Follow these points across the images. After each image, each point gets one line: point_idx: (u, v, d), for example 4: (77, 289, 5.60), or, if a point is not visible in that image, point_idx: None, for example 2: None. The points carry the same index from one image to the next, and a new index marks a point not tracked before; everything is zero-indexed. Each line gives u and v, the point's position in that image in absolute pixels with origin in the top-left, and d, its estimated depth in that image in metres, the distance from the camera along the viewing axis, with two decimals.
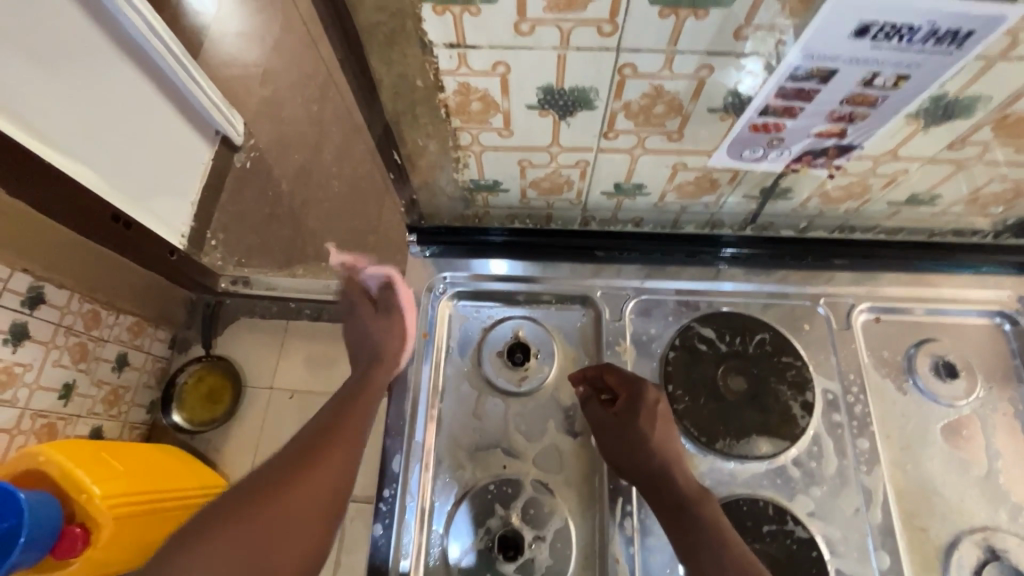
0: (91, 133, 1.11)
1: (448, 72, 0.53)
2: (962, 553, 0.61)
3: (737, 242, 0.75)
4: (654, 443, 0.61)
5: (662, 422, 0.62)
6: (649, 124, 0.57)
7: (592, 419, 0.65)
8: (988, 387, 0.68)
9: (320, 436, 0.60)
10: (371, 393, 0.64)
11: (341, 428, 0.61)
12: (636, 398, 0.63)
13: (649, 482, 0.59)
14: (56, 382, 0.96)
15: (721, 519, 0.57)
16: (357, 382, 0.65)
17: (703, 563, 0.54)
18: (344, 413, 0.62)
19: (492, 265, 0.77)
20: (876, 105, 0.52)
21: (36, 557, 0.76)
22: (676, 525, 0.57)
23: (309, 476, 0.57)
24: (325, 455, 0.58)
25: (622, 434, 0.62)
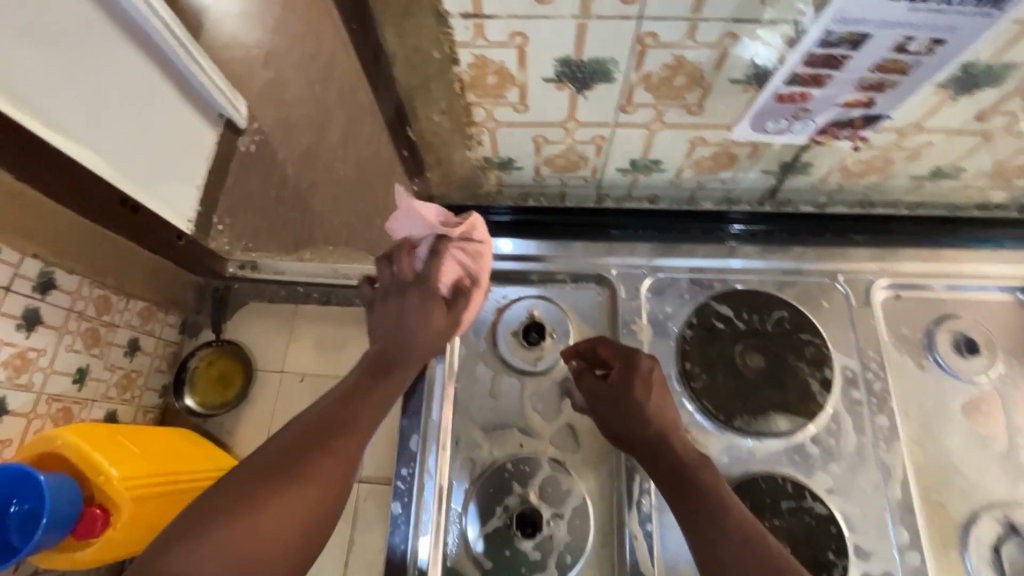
0: (96, 117, 1.10)
1: (463, 44, 0.51)
2: (981, 528, 0.60)
3: (749, 219, 0.75)
4: (651, 411, 0.60)
5: (658, 388, 0.62)
6: (668, 97, 0.56)
7: (587, 391, 0.65)
8: (1010, 363, 0.67)
9: (328, 426, 0.55)
10: (385, 388, 0.60)
11: (353, 420, 0.56)
12: (630, 366, 0.63)
13: (647, 450, 0.59)
14: (70, 366, 0.96)
15: (721, 485, 0.57)
16: (370, 374, 0.60)
17: (704, 528, 0.53)
18: (356, 404, 0.57)
19: (499, 244, 0.76)
20: (907, 72, 0.50)
21: (57, 537, 0.78)
22: (677, 493, 0.56)
23: (313, 473, 0.51)
24: (333, 450, 0.53)
25: (618, 403, 0.62)
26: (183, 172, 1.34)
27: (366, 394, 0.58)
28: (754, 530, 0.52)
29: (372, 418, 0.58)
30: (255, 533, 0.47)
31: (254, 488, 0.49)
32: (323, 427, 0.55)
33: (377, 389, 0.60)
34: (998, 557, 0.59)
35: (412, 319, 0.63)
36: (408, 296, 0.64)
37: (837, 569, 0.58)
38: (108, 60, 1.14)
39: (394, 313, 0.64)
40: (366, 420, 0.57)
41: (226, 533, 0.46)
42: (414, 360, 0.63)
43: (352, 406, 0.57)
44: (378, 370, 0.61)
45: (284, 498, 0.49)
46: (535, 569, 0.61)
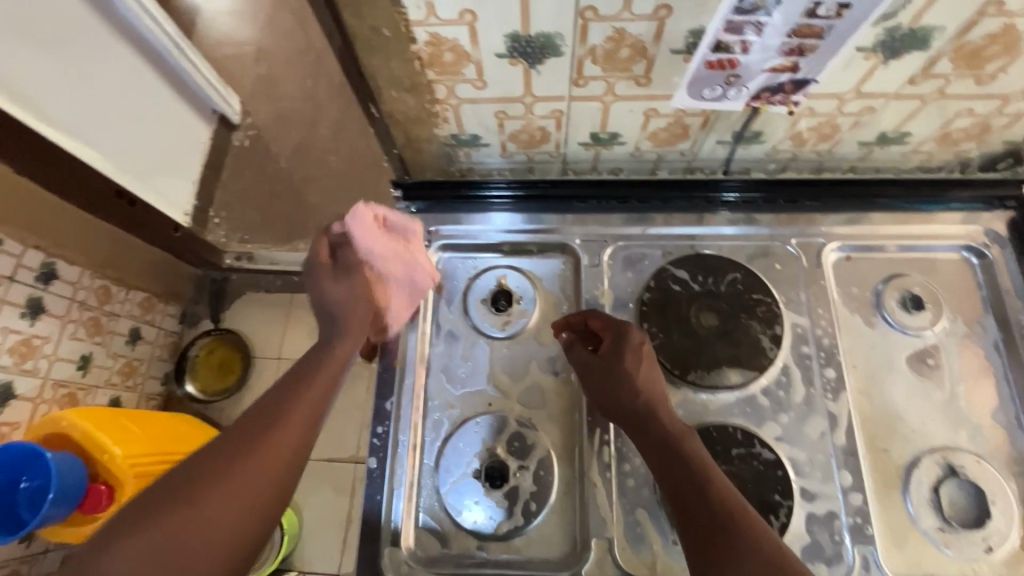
0: (89, 112, 1.14)
1: (418, 23, 0.55)
2: (922, 470, 0.64)
3: (741, 187, 0.77)
4: (640, 382, 0.63)
5: (648, 362, 0.64)
6: (616, 69, 0.59)
7: (577, 361, 0.67)
8: (954, 318, 0.71)
9: (253, 431, 0.52)
10: (326, 374, 0.58)
11: (291, 414, 0.54)
12: (620, 339, 0.65)
13: (636, 421, 0.61)
14: (73, 354, 1.04)
15: (706, 456, 0.58)
16: (308, 367, 0.59)
17: (686, 496, 0.55)
18: (290, 395, 0.56)
19: (494, 219, 0.80)
20: (823, 36, 0.53)
21: (64, 512, 0.83)
22: (662, 461, 0.58)
23: (246, 472, 0.49)
24: (269, 448, 0.51)
25: (607, 373, 0.64)
26: (178, 167, 1.39)
27: (304, 386, 0.57)
28: (734, 502, 0.54)
29: (310, 410, 0.56)
30: (184, 536, 0.45)
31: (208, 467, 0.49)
32: (252, 425, 0.53)
33: (326, 366, 0.59)
34: (937, 497, 0.63)
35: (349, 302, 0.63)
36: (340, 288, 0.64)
37: (782, 509, 0.62)
38: (102, 57, 1.18)
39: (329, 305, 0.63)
40: (304, 413, 0.55)
41: (150, 541, 0.44)
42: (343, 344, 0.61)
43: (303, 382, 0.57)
44: (322, 351, 0.60)
45: (215, 496, 0.48)
46: (503, 517, 0.65)
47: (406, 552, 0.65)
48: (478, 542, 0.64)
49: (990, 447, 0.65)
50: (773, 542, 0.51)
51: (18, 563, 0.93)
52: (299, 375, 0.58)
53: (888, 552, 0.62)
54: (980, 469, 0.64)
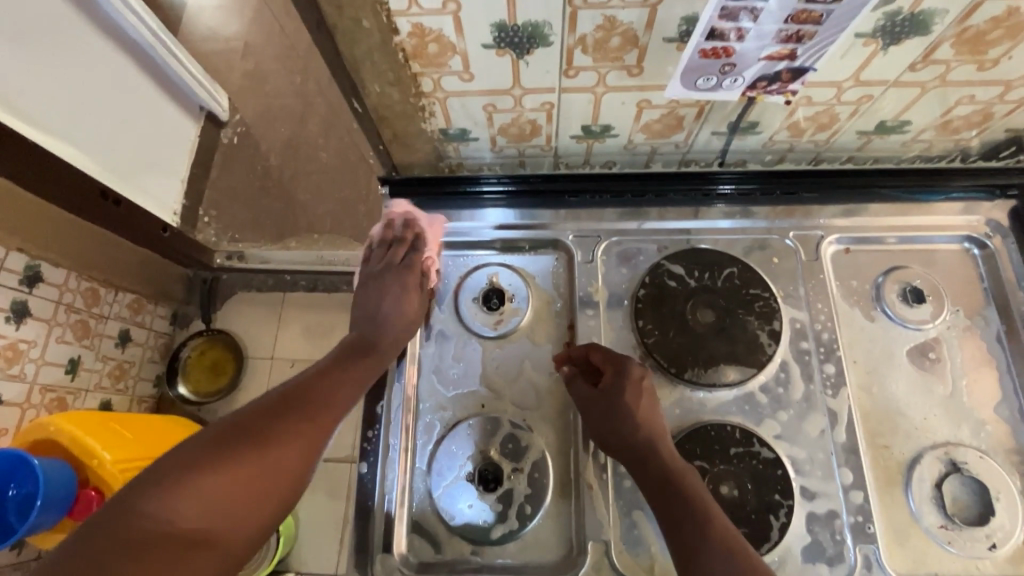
0: (70, 111, 1.11)
1: (399, 13, 0.52)
2: (925, 467, 0.63)
3: (736, 180, 0.75)
4: (641, 417, 0.62)
5: (648, 396, 0.63)
6: (607, 59, 0.57)
7: (578, 396, 0.65)
8: (955, 311, 0.70)
9: (305, 402, 0.60)
10: (359, 367, 0.65)
11: (328, 396, 0.61)
12: (622, 373, 0.64)
13: (636, 455, 0.60)
14: (61, 358, 1.02)
15: (705, 493, 0.57)
16: (345, 357, 0.66)
17: (687, 537, 0.54)
18: (325, 379, 0.63)
19: (487, 215, 0.78)
20: (821, 22, 0.51)
21: (53, 519, 0.81)
22: (661, 498, 0.57)
23: (289, 439, 0.56)
24: (310, 422, 0.58)
25: (609, 408, 0.63)
26: (166, 165, 1.37)
27: (340, 374, 0.64)
28: (735, 543, 0.53)
29: (347, 394, 0.63)
30: (237, 484, 0.51)
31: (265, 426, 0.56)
32: (295, 399, 0.59)
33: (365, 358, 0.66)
34: (939, 494, 0.62)
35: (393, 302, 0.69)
36: (386, 280, 0.71)
37: (782, 508, 0.61)
38: (83, 53, 1.15)
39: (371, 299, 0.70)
40: (336, 397, 0.62)
41: (211, 481, 0.50)
42: (384, 346, 0.67)
43: (345, 368, 0.65)
44: (362, 345, 0.67)
45: (274, 456, 0.54)
46: (497, 521, 0.63)
47: (398, 558, 0.63)
48: (472, 547, 0.63)
49: (993, 443, 0.64)
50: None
51: (9, 570, 0.91)
52: (337, 364, 0.65)
53: (890, 550, 0.61)
54: (984, 465, 0.62)
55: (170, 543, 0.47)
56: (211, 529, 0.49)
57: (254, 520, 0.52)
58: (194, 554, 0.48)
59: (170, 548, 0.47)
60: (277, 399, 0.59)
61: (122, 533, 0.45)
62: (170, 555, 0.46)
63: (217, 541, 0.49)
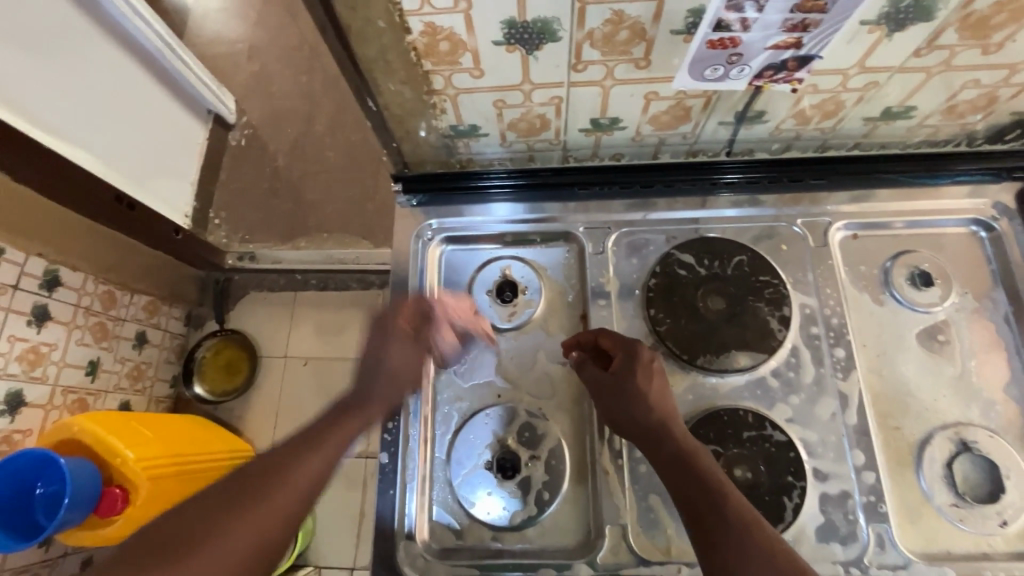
0: (83, 118, 1.13)
1: (412, 13, 0.54)
2: (935, 447, 0.64)
3: (741, 169, 0.76)
4: (653, 399, 0.62)
5: (659, 377, 0.64)
6: (615, 53, 0.58)
7: (589, 379, 0.66)
8: (963, 293, 0.71)
9: (272, 472, 0.55)
10: (336, 434, 0.60)
11: (292, 473, 0.56)
12: (632, 356, 0.65)
13: (650, 435, 0.61)
14: (82, 360, 1.04)
15: (720, 472, 0.58)
16: (328, 419, 0.61)
17: (704, 515, 0.55)
18: (299, 449, 0.58)
19: (496, 210, 0.79)
20: (827, 11, 0.51)
21: (81, 515, 0.83)
22: (677, 478, 0.58)
23: (249, 517, 0.52)
24: (272, 499, 0.53)
25: (620, 390, 0.63)
26: (176, 169, 1.39)
27: (310, 446, 0.58)
28: (750, 517, 0.54)
29: (323, 461, 0.57)
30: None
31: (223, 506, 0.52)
32: (259, 475, 0.55)
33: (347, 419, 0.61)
34: (950, 474, 0.63)
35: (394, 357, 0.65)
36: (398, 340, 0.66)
37: (795, 490, 0.62)
38: (93, 60, 1.17)
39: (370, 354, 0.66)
40: (304, 473, 0.56)
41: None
42: (372, 401, 0.63)
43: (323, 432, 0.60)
44: (349, 405, 0.63)
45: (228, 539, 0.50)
46: (517, 507, 0.65)
47: (421, 545, 0.65)
48: (492, 533, 0.65)
49: (1002, 422, 0.65)
50: (789, 559, 0.51)
51: (36, 567, 0.94)
52: (312, 433, 0.60)
53: (903, 529, 0.62)
54: (993, 444, 0.63)
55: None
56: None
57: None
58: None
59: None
60: (237, 482, 0.54)
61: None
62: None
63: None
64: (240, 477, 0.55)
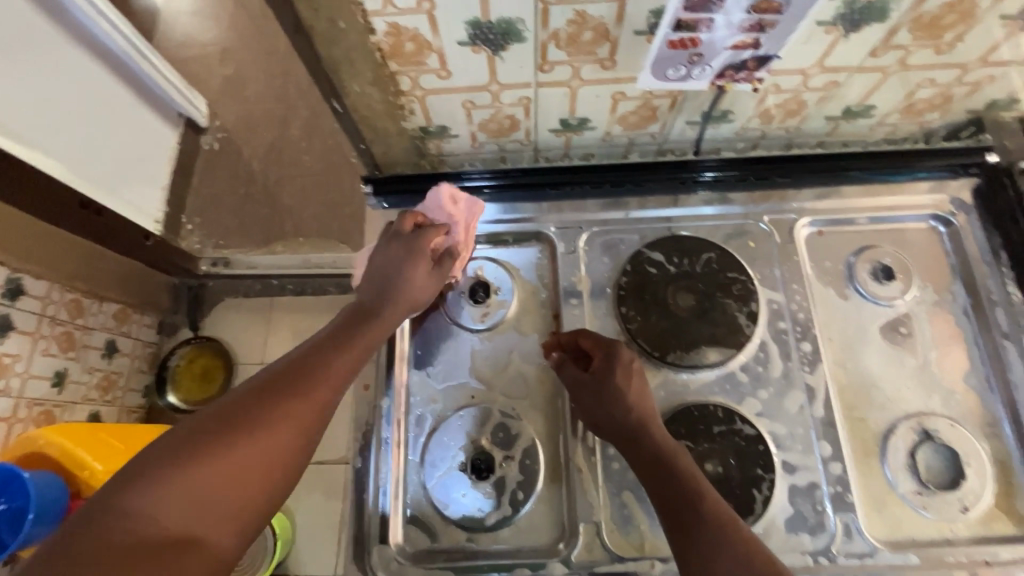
0: (46, 122, 1.10)
1: (375, 13, 0.53)
2: (898, 437, 0.65)
3: (717, 167, 0.76)
4: (632, 399, 0.63)
5: (638, 377, 0.64)
6: (581, 53, 0.58)
7: (568, 379, 0.66)
8: (924, 286, 0.73)
9: (303, 369, 0.54)
10: (363, 337, 0.60)
11: (322, 369, 0.55)
12: (612, 357, 0.65)
13: (629, 436, 0.61)
14: (48, 371, 1.01)
15: (697, 472, 0.58)
16: (348, 323, 0.61)
17: (679, 515, 0.55)
18: (328, 349, 0.57)
19: None
20: (782, 11, 0.52)
21: (48, 531, 0.80)
22: (654, 478, 0.58)
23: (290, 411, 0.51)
24: (310, 393, 0.52)
25: (599, 389, 0.64)
26: (146, 173, 1.36)
27: (340, 342, 0.58)
28: (727, 517, 0.54)
29: (352, 362, 0.57)
30: (223, 474, 0.46)
31: (258, 401, 0.50)
32: (292, 372, 0.53)
33: (371, 324, 0.61)
34: (913, 462, 0.65)
35: (402, 268, 0.64)
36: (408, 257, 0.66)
37: (765, 482, 0.63)
38: (55, 62, 1.13)
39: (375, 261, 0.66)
40: (338, 370, 0.56)
41: (192, 475, 0.44)
42: (389, 304, 0.63)
43: (347, 335, 0.59)
44: (369, 310, 0.62)
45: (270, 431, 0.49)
46: (490, 507, 0.65)
47: (395, 548, 0.65)
48: (467, 534, 0.64)
49: (961, 410, 0.67)
50: (762, 558, 0.51)
51: None
52: (335, 336, 0.59)
53: (869, 517, 0.63)
54: (953, 432, 0.65)
55: (159, 544, 0.41)
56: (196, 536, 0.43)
57: (248, 518, 0.47)
58: (184, 555, 0.42)
59: (157, 553, 0.41)
60: (268, 380, 0.52)
61: (101, 538, 0.40)
62: (162, 559, 0.41)
63: (207, 541, 0.44)
64: (271, 374, 0.53)
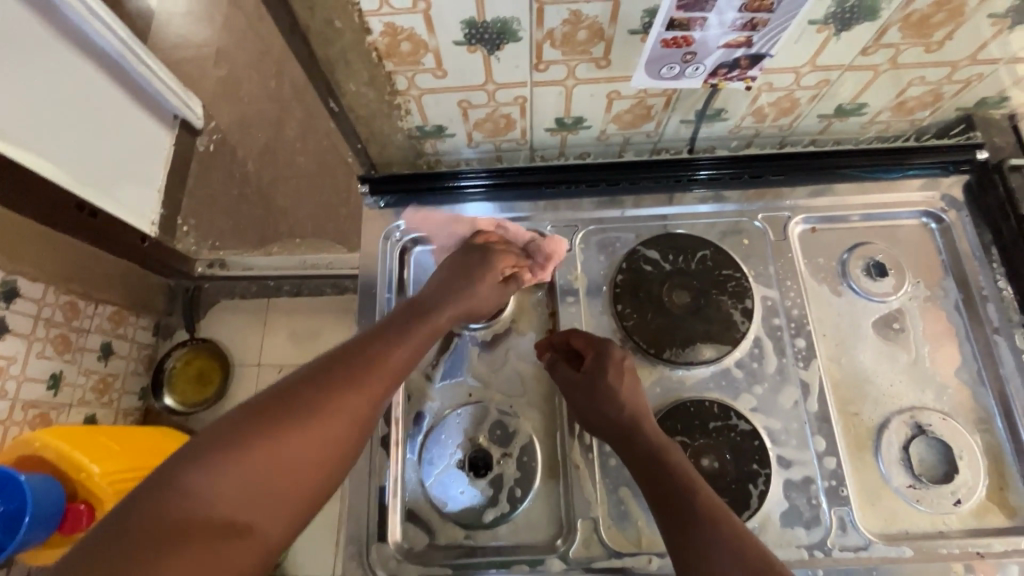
0: (39, 123, 1.09)
1: (371, 14, 0.54)
2: (892, 432, 0.66)
3: (713, 164, 0.76)
4: (624, 396, 0.63)
5: (630, 375, 0.65)
6: (575, 53, 0.59)
7: (560, 379, 0.67)
8: (916, 282, 0.73)
9: (359, 360, 0.54)
10: (417, 332, 0.60)
11: (375, 363, 0.55)
12: (603, 355, 0.66)
13: (623, 433, 0.62)
14: (43, 373, 1.01)
15: (690, 468, 0.58)
16: (403, 316, 0.62)
17: (674, 510, 0.55)
18: (383, 342, 0.57)
19: (471, 209, 0.79)
20: (774, 11, 0.53)
21: (43, 535, 0.80)
22: (648, 474, 0.59)
23: (346, 401, 0.51)
24: (366, 386, 0.53)
25: (591, 387, 0.64)
26: (142, 175, 1.36)
27: (395, 336, 0.59)
28: (721, 511, 0.54)
29: (405, 356, 0.58)
30: (280, 461, 0.46)
31: (318, 391, 0.51)
32: (349, 363, 0.54)
33: (424, 319, 0.62)
34: (907, 456, 0.65)
35: (460, 278, 0.67)
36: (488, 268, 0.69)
37: (760, 477, 0.64)
38: (48, 63, 1.13)
39: (436, 272, 0.69)
40: (392, 364, 0.56)
41: (243, 461, 0.45)
42: (445, 302, 0.64)
43: (401, 328, 0.60)
44: (423, 306, 0.63)
45: (327, 421, 0.49)
46: (488, 505, 0.65)
47: (393, 547, 0.65)
48: (465, 531, 0.65)
49: (954, 404, 0.68)
50: (756, 551, 0.51)
51: None
52: (390, 328, 0.60)
53: (863, 511, 0.64)
54: (946, 426, 0.66)
55: (209, 528, 0.42)
56: (249, 522, 0.44)
57: (299, 508, 0.47)
58: (235, 540, 0.43)
59: (205, 536, 0.42)
60: (326, 368, 0.53)
61: (156, 515, 0.41)
62: (208, 544, 0.41)
63: (254, 529, 0.44)
64: (330, 362, 0.54)
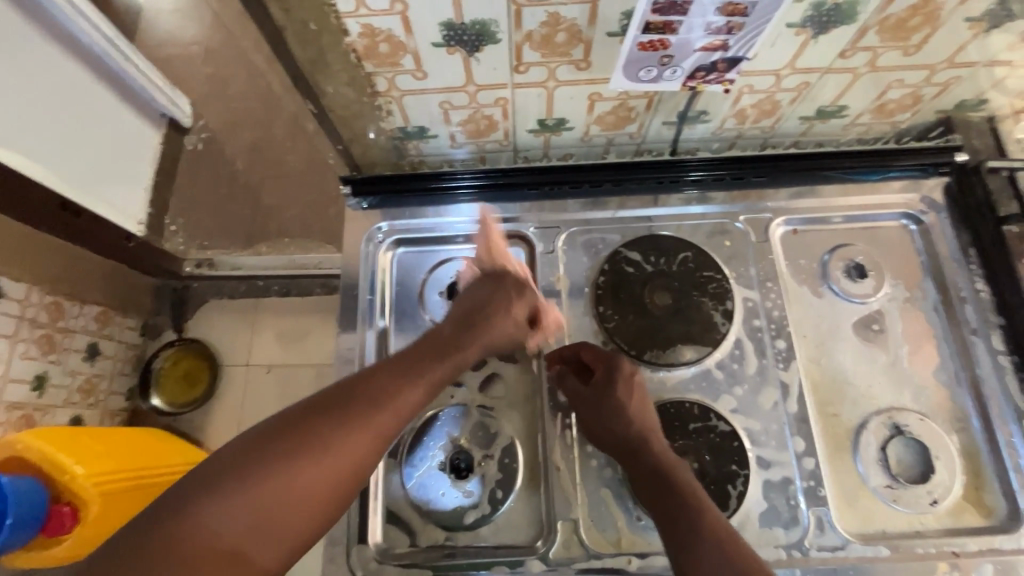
0: (22, 121, 1.08)
1: (348, 15, 0.54)
2: (870, 432, 0.67)
3: (703, 166, 0.77)
4: (633, 412, 0.64)
5: (640, 392, 0.65)
6: (555, 54, 0.59)
7: (571, 392, 0.68)
8: (895, 283, 0.74)
9: (375, 394, 0.52)
10: (438, 364, 0.58)
11: (390, 397, 0.53)
12: (611, 370, 0.66)
13: (630, 450, 0.62)
14: (27, 374, 1.00)
15: (698, 488, 0.59)
16: (427, 345, 0.59)
17: (678, 529, 0.55)
18: (402, 374, 0.55)
19: (458, 210, 0.79)
20: (749, 14, 0.53)
21: (28, 536, 0.80)
22: (654, 492, 0.59)
23: (357, 439, 0.50)
24: (378, 422, 0.51)
25: (600, 401, 0.65)
26: (128, 174, 1.34)
27: (416, 367, 0.56)
28: (726, 534, 0.54)
29: (424, 389, 0.56)
30: (288, 495, 0.46)
31: (331, 425, 0.49)
32: (365, 396, 0.52)
33: (446, 348, 0.59)
34: (884, 456, 0.66)
35: (484, 311, 0.64)
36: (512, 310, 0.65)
37: (739, 478, 0.64)
38: (31, 61, 1.11)
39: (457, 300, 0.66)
40: (407, 400, 0.54)
41: (252, 494, 0.45)
42: (471, 334, 0.62)
43: (421, 358, 0.57)
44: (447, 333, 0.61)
45: (337, 456, 0.49)
46: (470, 506, 0.65)
47: (374, 548, 0.65)
48: (446, 533, 0.65)
49: (931, 405, 0.68)
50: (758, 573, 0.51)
51: None
52: (412, 358, 0.57)
53: (841, 511, 0.64)
54: (923, 427, 0.66)
55: (212, 557, 0.43)
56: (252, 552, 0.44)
57: (302, 537, 0.47)
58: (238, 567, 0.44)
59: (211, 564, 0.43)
60: (344, 399, 0.51)
61: (167, 543, 0.42)
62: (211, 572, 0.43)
63: (257, 557, 0.45)
64: (347, 392, 0.52)
